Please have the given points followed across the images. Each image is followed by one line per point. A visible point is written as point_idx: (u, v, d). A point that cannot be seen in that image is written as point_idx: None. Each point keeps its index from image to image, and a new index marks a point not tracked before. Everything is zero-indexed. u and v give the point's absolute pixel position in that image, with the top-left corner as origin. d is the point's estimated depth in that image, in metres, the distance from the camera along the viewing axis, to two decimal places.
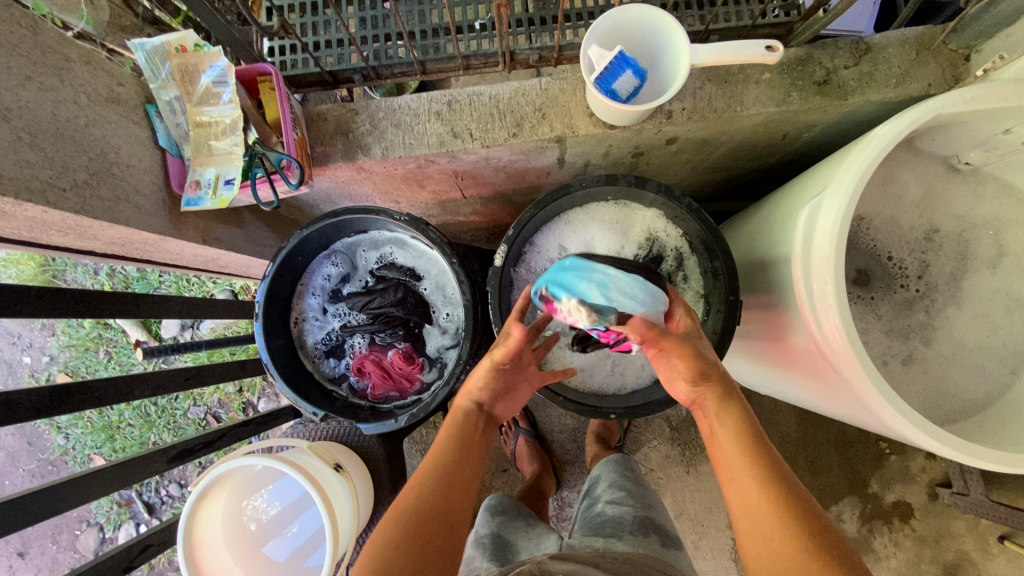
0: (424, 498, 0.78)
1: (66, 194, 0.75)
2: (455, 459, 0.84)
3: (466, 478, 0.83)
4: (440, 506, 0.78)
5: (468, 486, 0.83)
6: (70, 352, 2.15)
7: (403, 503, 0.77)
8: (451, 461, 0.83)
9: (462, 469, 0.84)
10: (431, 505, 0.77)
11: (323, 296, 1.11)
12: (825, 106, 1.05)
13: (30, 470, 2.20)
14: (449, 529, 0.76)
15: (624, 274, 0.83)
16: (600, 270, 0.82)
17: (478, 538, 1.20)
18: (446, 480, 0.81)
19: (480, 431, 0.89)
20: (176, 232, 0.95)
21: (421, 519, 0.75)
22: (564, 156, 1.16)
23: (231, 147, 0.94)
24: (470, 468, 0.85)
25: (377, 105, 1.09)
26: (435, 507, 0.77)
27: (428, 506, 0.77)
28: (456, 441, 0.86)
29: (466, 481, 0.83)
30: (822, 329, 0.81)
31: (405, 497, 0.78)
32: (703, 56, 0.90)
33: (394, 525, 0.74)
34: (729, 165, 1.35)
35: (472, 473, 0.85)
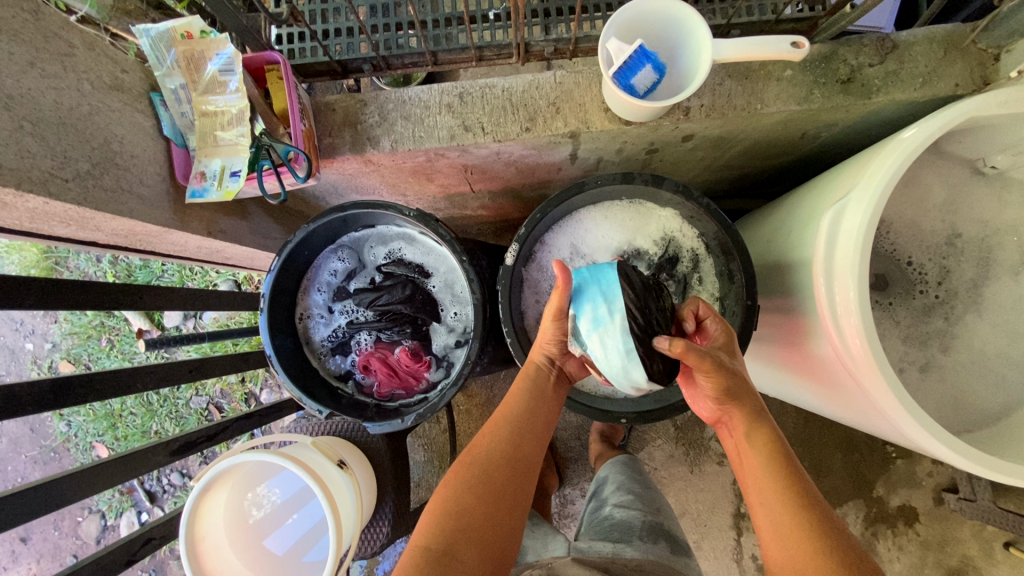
0: (492, 451, 0.82)
1: (68, 186, 0.73)
2: (524, 416, 0.87)
3: (534, 434, 0.87)
4: (507, 461, 0.82)
5: (537, 441, 0.87)
6: (73, 340, 2.14)
7: (474, 454, 0.83)
8: (520, 418, 0.87)
9: (529, 426, 0.87)
10: (498, 459, 0.82)
11: (328, 292, 1.09)
12: (848, 105, 1.02)
13: (31, 456, 2.20)
14: (515, 483, 0.81)
15: (625, 331, 0.78)
16: (610, 309, 0.79)
17: None
18: (512, 438, 0.85)
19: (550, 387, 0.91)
20: (180, 225, 0.93)
21: (487, 472, 0.80)
22: (577, 152, 1.14)
23: (238, 138, 0.92)
24: (538, 425, 0.88)
25: (387, 96, 1.06)
26: (502, 461, 0.81)
27: (496, 460, 0.81)
28: (526, 398, 0.88)
29: (535, 437, 0.87)
30: (842, 337, 0.79)
31: (475, 449, 0.84)
32: (725, 52, 0.86)
33: (465, 474, 0.80)
34: (744, 163, 1.32)
35: (542, 428, 0.88)
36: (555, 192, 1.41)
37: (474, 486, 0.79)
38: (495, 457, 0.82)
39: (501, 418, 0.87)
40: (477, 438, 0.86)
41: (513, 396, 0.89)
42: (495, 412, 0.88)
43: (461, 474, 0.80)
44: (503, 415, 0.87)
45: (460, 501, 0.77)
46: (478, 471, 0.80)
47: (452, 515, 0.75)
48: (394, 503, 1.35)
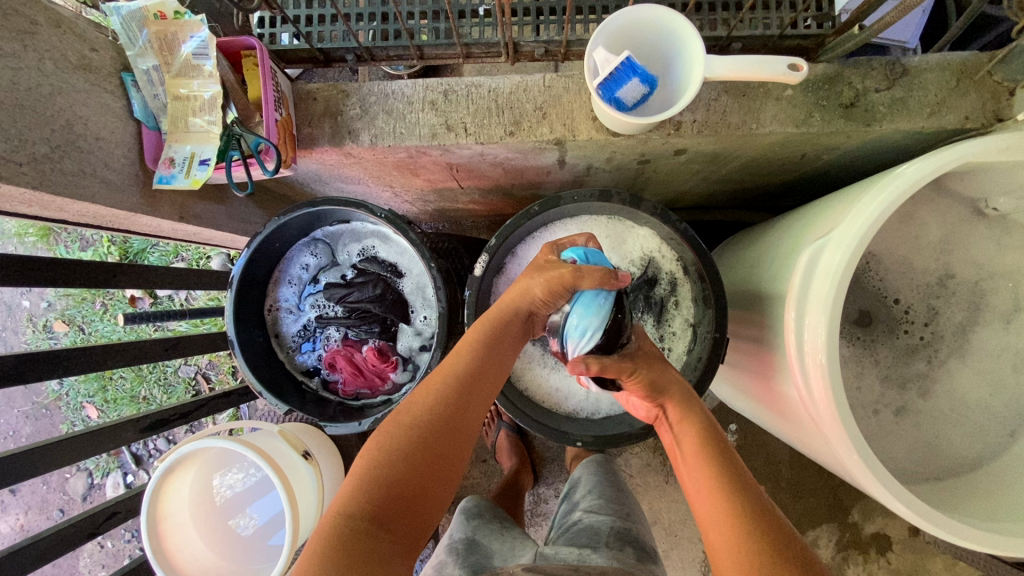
0: (433, 413, 0.74)
1: (22, 169, 0.72)
2: (471, 371, 0.78)
3: (479, 389, 0.79)
4: (448, 421, 0.74)
5: (483, 399, 0.79)
6: (67, 301, 2.17)
7: (409, 412, 0.74)
8: (467, 373, 0.78)
9: (476, 381, 0.78)
10: (439, 422, 0.74)
11: (300, 285, 1.08)
12: (849, 131, 0.97)
13: (24, 411, 2.25)
14: (452, 444, 0.74)
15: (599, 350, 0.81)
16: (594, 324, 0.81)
17: (451, 541, 1.19)
18: (457, 394, 0.76)
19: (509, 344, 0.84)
20: (148, 209, 0.92)
21: (424, 435, 0.72)
22: (564, 158, 1.10)
23: (210, 125, 0.89)
24: (486, 379, 0.80)
25: (370, 88, 1.03)
26: (441, 423, 0.74)
27: (436, 422, 0.73)
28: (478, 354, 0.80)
29: (481, 394, 0.79)
30: (806, 375, 0.76)
31: (410, 407, 0.75)
32: (718, 69, 0.82)
33: (399, 437, 0.71)
34: (741, 178, 1.28)
35: (490, 387, 0.80)
36: (545, 193, 1.38)
37: (407, 450, 0.71)
38: (434, 417, 0.74)
39: (447, 372, 0.78)
40: (416, 393, 0.77)
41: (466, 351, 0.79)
42: (439, 365, 0.79)
43: (396, 435, 0.72)
44: (445, 368, 0.78)
45: (392, 467, 0.69)
46: (414, 433, 0.72)
47: (379, 484, 0.68)
48: None
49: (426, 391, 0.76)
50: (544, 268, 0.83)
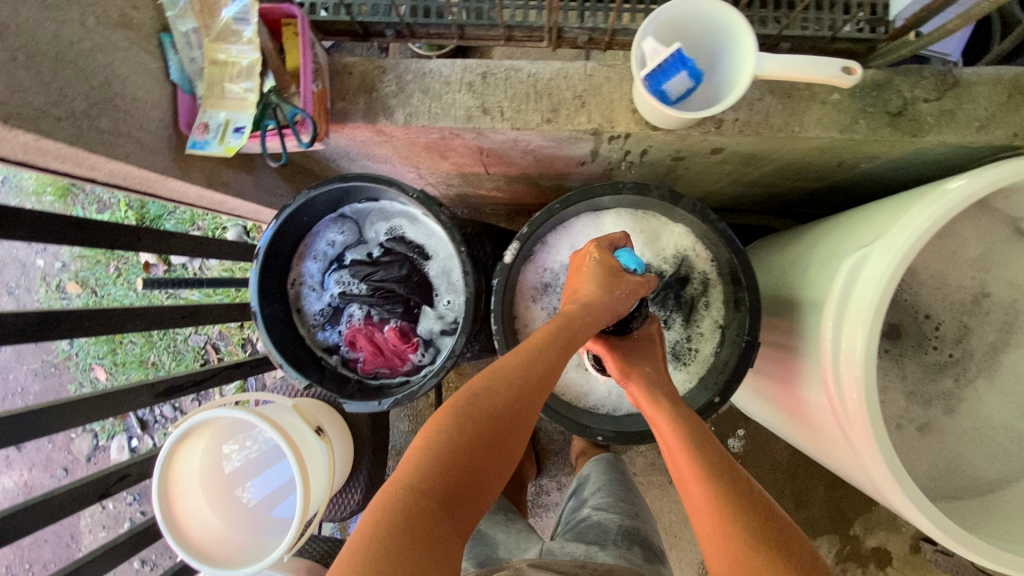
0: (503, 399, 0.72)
1: (62, 124, 0.71)
2: (548, 366, 0.75)
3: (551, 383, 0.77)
4: (518, 409, 0.72)
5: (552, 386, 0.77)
6: (82, 263, 2.17)
7: (483, 401, 0.71)
8: (543, 368, 0.75)
9: (549, 377, 0.76)
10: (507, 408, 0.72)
11: (324, 260, 1.07)
12: (894, 140, 0.95)
13: (33, 369, 2.26)
14: (520, 436, 0.72)
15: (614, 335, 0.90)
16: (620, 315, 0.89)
17: None
18: (532, 389, 0.73)
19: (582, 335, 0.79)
20: (179, 174, 0.91)
21: (498, 427, 0.70)
22: (598, 150, 1.08)
23: (246, 93, 0.89)
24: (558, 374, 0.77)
25: (407, 66, 1.01)
26: (516, 417, 0.72)
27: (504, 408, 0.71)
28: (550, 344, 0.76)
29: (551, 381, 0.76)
30: (839, 385, 0.74)
31: (481, 393, 0.72)
32: (768, 68, 0.80)
33: (473, 426, 0.70)
34: (772, 182, 1.26)
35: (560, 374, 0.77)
36: (571, 184, 1.36)
37: (479, 440, 0.69)
38: (508, 411, 0.72)
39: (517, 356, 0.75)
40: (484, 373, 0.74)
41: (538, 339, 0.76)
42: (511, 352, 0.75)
43: (468, 422, 0.70)
44: (519, 360, 0.75)
45: (463, 453, 0.68)
46: (488, 424, 0.70)
47: (451, 469, 0.67)
48: (369, 470, 1.38)
49: (500, 381, 0.73)
50: (607, 277, 0.84)
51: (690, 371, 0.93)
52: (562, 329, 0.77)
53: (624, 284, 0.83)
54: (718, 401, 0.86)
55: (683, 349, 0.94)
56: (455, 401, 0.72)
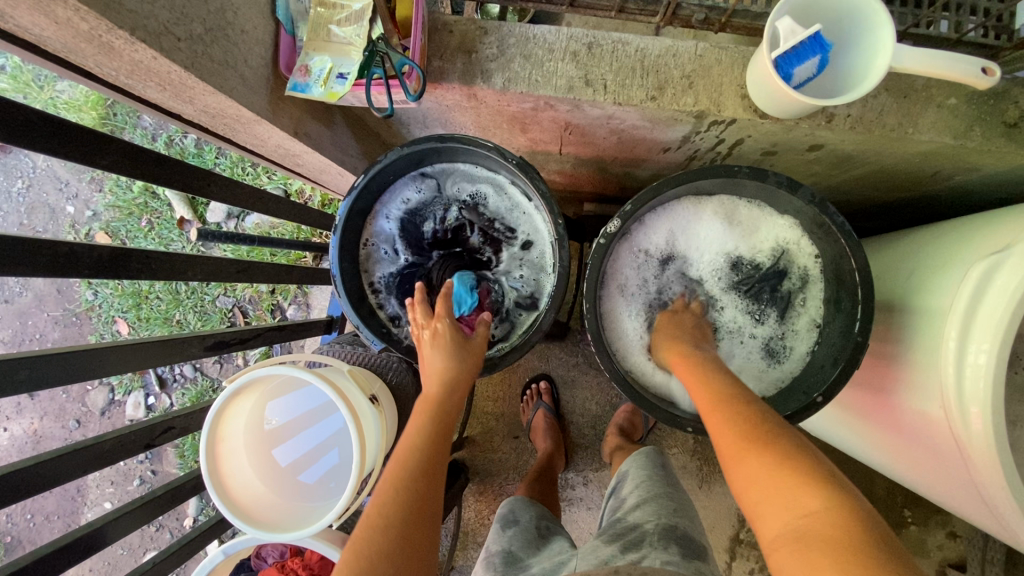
0: (396, 498, 0.71)
1: (180, 44, 0.67)
2: (429, 456, 0.77)
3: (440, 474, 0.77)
4: (413, 501, 0.71)
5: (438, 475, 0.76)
6: (114, 213, 2.13)
7: (377, 515, 0.69)
8: (425, 459, 0.76)
9: (432, 463, 0.76)
10: (406, 504, 0.70)
11: (403, 222, 1.04)
12: (1007, 151, 0.92)
13: (53, 317, 2.21)
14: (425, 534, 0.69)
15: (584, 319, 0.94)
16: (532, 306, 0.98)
17: (488, 556, 1.08)
18: (422, 479, 0.73)
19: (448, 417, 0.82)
20: (273, 116, 0.87)
21: (398, 531, 0.68)
22: (692, 135, 1.05)
23: (354, 38, 0.85)
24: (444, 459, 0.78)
25: (510, 30, 0.98)
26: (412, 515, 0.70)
27: (399, 510, 0.70)
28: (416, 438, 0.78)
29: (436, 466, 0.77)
30: (959, 399, 0.72)
31: (374, 510, 0.70)
32: (905, 61, 0.77)
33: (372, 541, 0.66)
34: (851, 189, 1.23)
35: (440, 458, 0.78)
36: (642, 173, 1.33)
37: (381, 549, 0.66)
38: (404, 511, 0.70)
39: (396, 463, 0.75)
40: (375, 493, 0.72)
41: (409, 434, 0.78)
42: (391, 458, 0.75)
43: (374, 531, 0.67)
44: (399, 461, 0.75)
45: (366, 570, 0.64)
46: (387, 532, 0.67)
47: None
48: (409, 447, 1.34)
49: (387, 484, 0.72)
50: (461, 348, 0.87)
51: (784, 366, 0.94)
52: (430, 422, 0.81)
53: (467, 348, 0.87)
54: (820, 401, 0.84)
55: (777, 344, 0.95)
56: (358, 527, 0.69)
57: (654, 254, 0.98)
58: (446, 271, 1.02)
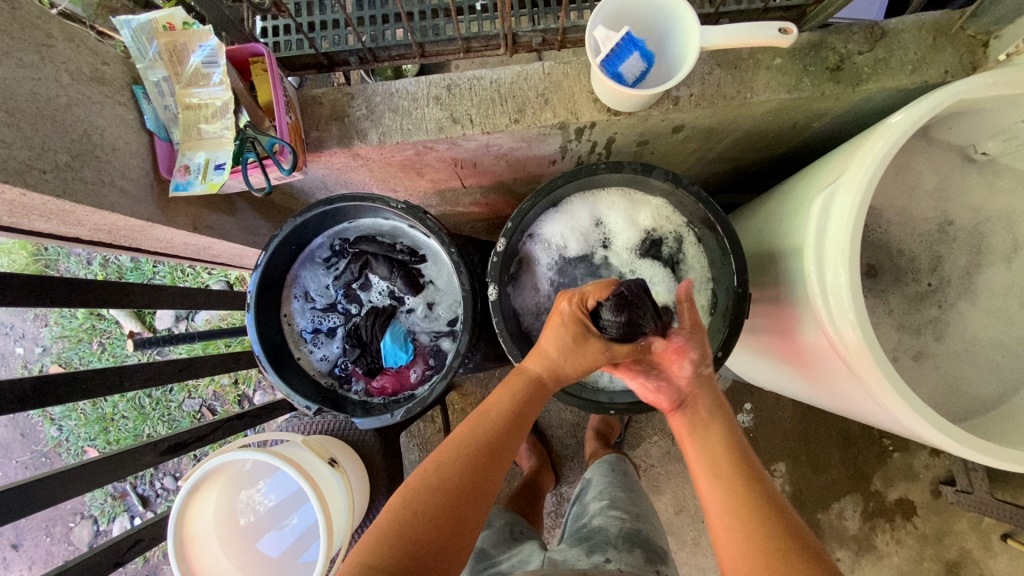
0: (453, 475, 0.77)
1: (46, 176, 0.73)
2: (499, 434, 0.83)
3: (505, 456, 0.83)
4: (470, 487, 0.77)
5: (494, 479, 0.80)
6: (63, 344, 2.12)
7: (434, 475, 0.77)
8: (493, 435, 0.83)
9: (503, 444, 0.83)
10: (458, 484, 0.77)
11: (314, 282, 1.09)
12: (838, 93, 1.02)
13: (23, 462, 2.18)
14: (467, 515, 0.75)
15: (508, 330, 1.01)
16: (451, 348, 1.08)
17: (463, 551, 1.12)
18: (483, 462, 0.80)
19: (528, 404, 0.88)
20: (165, 219, 0.92)
21: (448, 497, 0.75)
22: (568, 143, 1.13)
23: (223, 131, 0.91)
24: (514, 442, 0.84)
25: (374, 89, 1.05)
26: (470, 485, 0.77)
27: (448, 488, 0.76)
28: (484, 437, 0.82)
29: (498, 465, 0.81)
30: (833, 322, 0.78)
31: (433, 469, 0.78)
32: (713, 39, 0.86)
33: (423, 500, 0.74)
34: (736, 157, 1.31)
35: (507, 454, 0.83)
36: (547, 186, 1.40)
37: (428, 511, 0.73)
38: (462, 480, 0.77)
39: (462, 439, 0.82)
40: (431, 460, 0.80)
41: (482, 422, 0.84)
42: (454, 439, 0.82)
43: (422, 497, 0.75)
44: (474, 431, 0.83)
45: (404, 531, 0.71)
46: (437, 494, 0.75)
47: (396, 544, 0.70)
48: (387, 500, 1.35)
49: (452, 453, 0.80)
50: (574, 347, 0.86)
51: None
52: (513, 399, 0.87)
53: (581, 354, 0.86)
54: (722, 355, 0.94)
55: None
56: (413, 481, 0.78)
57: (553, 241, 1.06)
58: (378, 321, 1.06)
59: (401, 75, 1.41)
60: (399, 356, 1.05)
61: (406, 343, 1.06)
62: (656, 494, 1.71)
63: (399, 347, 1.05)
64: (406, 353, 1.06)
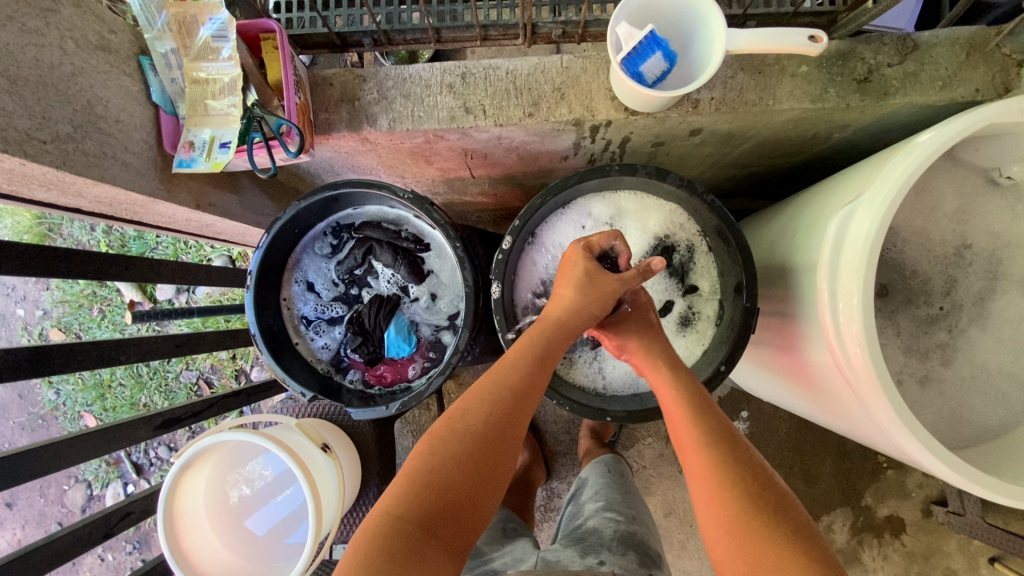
0: (479, 424, 0.76)
1: (46, 147, 0.71)
2: (525, 381, 0.81)
3: (530, 403, 0.81)
4: (498, 433, 0.76)
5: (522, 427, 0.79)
6: (64, 309, 2.12)
7: (458, 422, 0.76)
8: (518, 383, 0.80)
9: (529, 390, 0.81)
10: (485, 432, 0.76)
11: (317, 267, 1.08)
12: (863, 106, 0.98)
13: (20, 423, 2.19)
14: (496, 461, 0.75)
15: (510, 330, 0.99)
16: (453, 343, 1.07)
17: None
18: (509, 409, 0.78)
19: (553, 349, 0.85)
20: (166, 194, 0.90)
21: (475, 447, 0.74)
22: (581, 140, 1.10)
23: (230, 108, 0.88)
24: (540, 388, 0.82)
25: (386, 73, 1.03)
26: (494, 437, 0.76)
27: (476, 437, 0.75)
28: (509, 383, 0.80)
29: (524, 410, 0.80)
30: (842, 345, 0.76)
31: (457, 418, 0.77)
32: (740, 43, 0.83)
33: (449, 449, 0.74)
34: (752, 163, 1.27)
35: (532, 401, 0.81)
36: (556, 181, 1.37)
37: (456, 461, 0.73)
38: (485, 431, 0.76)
39: (485, 387, 0.81)
40: (455, 409, 0.79)
41: (507, 367, 0.82)
42: (478, 386, 0.81)
43: (449, 445, 0.74)
44: (498, 381, 0.80)
45: (433, 480, 0.71)
46: (463, 442, 0.74)
47: (425, 494, 0.70)
48: (378, 488, 1.35)
49: (477, 399, 0.79)
50: (587, 282, 0.87)
51: (695, 331, 1.01)
52: (536, 344, 0.84)
53: (599, 291, 0.87)
54: (725, 368, 0.92)
55: (687, 313, 1.01)
56: (437, 429, 0.77)
57: (563, 241, 1.04)
58: (382, 310, 1.04)
59: (415, 59, 1.38)
60: (399, 348, 1.04)
61: (409, 335, 1.05)
62: (646, 496, 1.70)
63: (400, 338, 1.04)
64: (408, 344, 1.04)
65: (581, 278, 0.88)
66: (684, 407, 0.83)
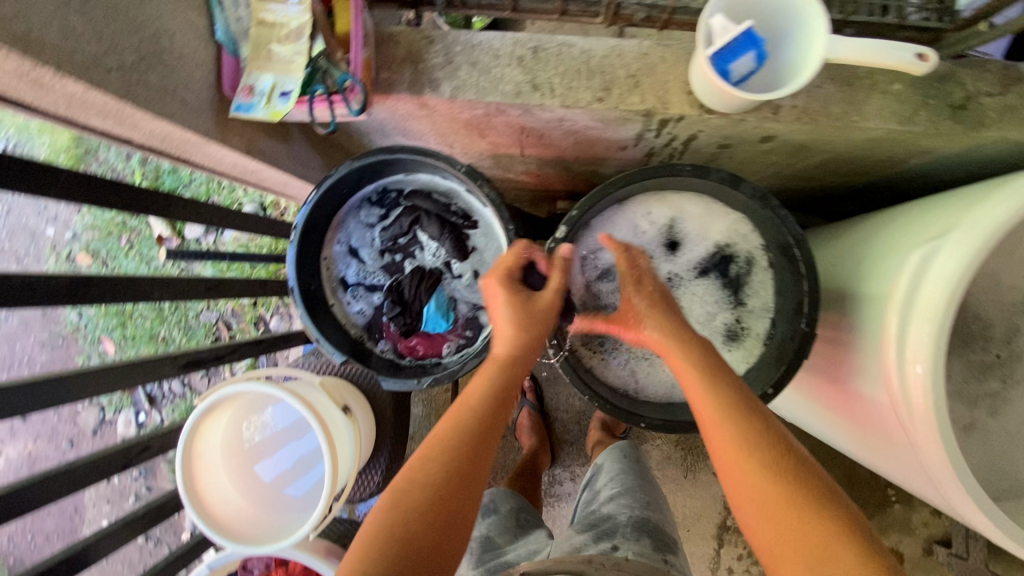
0: (437, 472, 0.73)
1: (111, 75, 0.68)
2: (481, 423, 0.79)
3: (489, 443, 0.79)
4: (460, 476, 0.73)
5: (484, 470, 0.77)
6: (93, 234, 2.13)
7: (418, 471, 0.73)
8: (474, 424, 0.79)
9: (486, 431, 0.79)
10: (445, 480, 0.73)
11: (361, 231, 1.05)
12: (955, 134, 0.93)
13: (41, 339, 2.23)
14: (460, 504, 0.72)
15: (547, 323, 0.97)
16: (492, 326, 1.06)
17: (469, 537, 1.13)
18: (468, 453, 0.76)
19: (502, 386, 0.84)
20: (220, 137, 0.88)
21: (436, 496, 0.71)
22: (646, 132, 1.05)
23: (295, 55, 0.86)
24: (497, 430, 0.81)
25: (456, 37, 0.99)
26: (452, 485, 0.72)
27: (438, 484, 0.72)
28: (463, 423, 0.79)
29: (485, 452, 0.77)
30: (903, 383, 0.73)
31: (416, 468, 0.74)
32: (840, 51, 0.77)
33: (409, 501, 0.70)
34: (815, 177, 1.22)
35: (489, 442, 0.79)
36: (607, 170, 1.32)
37: (420, 510, 0.69)
38: (439, 481, 0.72)
39: (439, 435, 0.78)
40: (411, 462, 0.76)
41: (456, 413, 0.80)
42: (432, 434, 0.78)
43: (409, 496, 0.71)
44: (449, 427, 0.79)
45: (399, 530, 0.68)
46: (426, 493, 0.71)
47: (389, 545, 0.66)
48: (389, 454, 1.36)
49: (433, 449, 0.76)
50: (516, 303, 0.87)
51: (743, 346, 0.97)
52: (486, 389, 0.83)
53: (532, 312, 0.87)
54: (773, 392, 0.90)
55: (736, 328, 0.98)
56: (396, 482, 0.74)
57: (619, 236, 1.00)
58: (423, 284, 1.03)
59: (477, 24, 1.33)
60: (439, 325, 1.04)
61: (449, 313, 1.04)
62: None
63: (441, 315, 1.03)
64: (445, 322, 1.04)
65: (512, 310, 0.87)
66: (702, 382, 0.78)
